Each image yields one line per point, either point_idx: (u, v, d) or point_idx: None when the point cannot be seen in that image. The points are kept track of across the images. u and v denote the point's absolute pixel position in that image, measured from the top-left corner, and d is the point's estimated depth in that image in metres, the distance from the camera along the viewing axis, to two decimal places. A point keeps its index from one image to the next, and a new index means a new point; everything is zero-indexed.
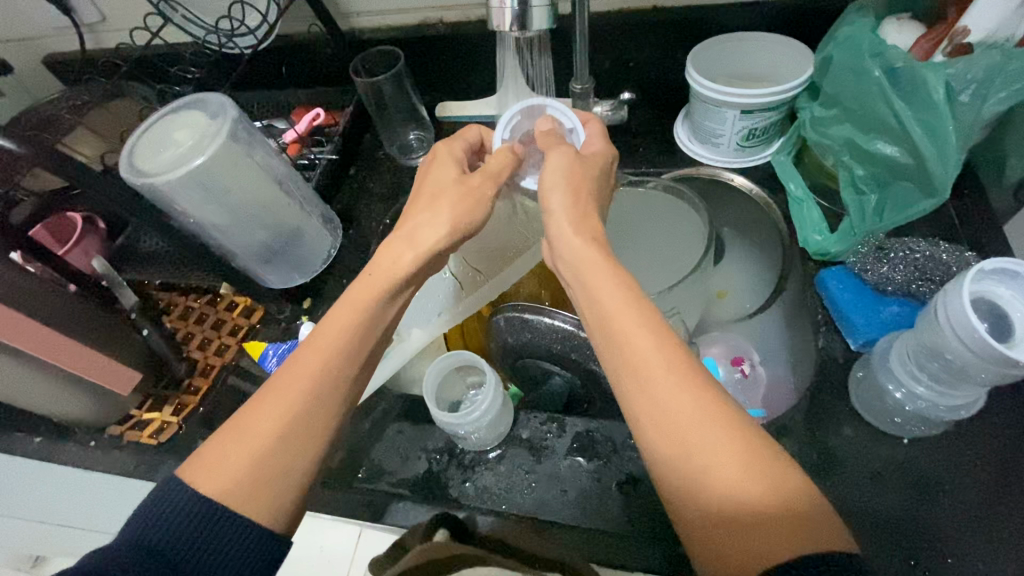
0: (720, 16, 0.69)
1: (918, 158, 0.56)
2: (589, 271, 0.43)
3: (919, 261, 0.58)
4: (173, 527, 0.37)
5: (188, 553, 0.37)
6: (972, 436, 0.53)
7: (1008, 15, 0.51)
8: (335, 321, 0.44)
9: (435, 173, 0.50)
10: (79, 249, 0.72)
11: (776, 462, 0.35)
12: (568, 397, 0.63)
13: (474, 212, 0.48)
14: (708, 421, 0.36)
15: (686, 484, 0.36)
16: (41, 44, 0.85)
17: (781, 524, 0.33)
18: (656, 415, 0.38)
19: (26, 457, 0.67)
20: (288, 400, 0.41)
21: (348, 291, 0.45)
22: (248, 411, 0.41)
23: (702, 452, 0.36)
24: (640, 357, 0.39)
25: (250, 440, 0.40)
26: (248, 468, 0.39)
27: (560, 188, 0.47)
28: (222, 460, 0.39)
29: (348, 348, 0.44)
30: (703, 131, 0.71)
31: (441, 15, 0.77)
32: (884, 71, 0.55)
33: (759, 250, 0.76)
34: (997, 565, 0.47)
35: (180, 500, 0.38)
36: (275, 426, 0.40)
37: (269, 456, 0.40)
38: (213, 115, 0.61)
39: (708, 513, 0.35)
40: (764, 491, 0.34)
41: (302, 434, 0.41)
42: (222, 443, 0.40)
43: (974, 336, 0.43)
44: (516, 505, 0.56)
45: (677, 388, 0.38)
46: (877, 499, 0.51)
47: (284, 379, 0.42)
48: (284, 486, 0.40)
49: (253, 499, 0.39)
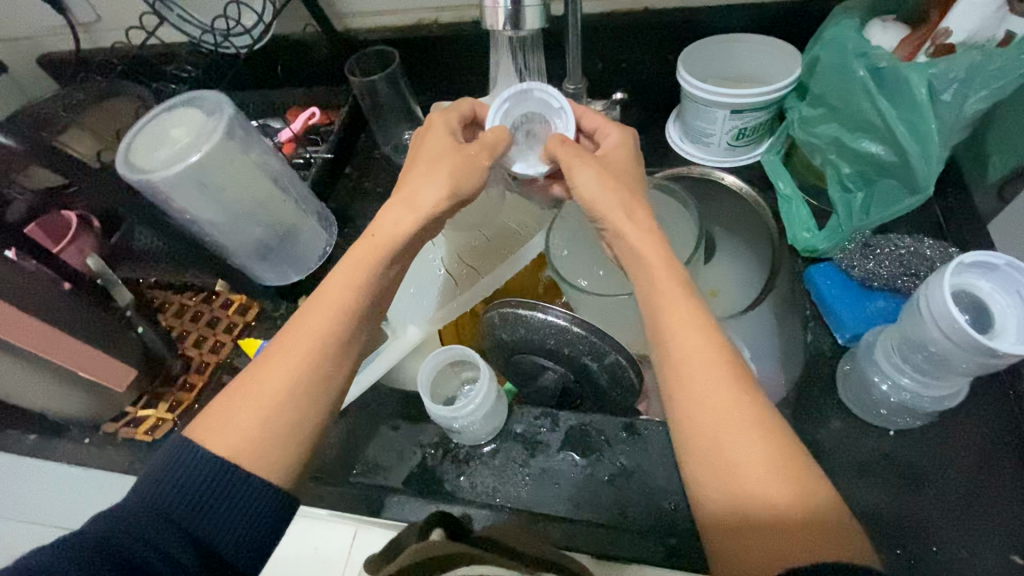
0: (711, 17, 0.71)
1: (903, 156, 0.57)
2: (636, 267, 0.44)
3: (904, 257, 0.59)
4: (184, 492, 0.38)
5: (200, 519, 0.38)
6: (958, 428, 0.54)
7: (985, 18, 0.53)
8: (334, 285, 0.45)
9: (433, 142, 0.51)
10: (73, 247, 0.72)
11: (804, 466, 0.36)
12: (563, 392, 0.63)
13: (470, 180, 0.49)
14: (740, 420, 0.37)
15: (713, 476, 0.37)
16: (36, 43, 0.86)
17: (805, 527, 0.34)
18: (692, 406, 0.39)
19: (19, 453, 0.67)
20: (297, 365, 0.42)
21: (358, 276, 0.45)
22: (257, 373, 0.42)
23: (736, 450, 0.37)
24: (684, 354, 0.40)
25: (259, 400, 0.41)
26: (255, 433, 0.40)
27: (598, 185, 0.48)
28: (229, 420, 0.40)
29: (347, 312, 0.44)
30: (693, 131, 0.72)
31: (436, 16, 0.77)
32: (869, 71, 0.57)
33: (749, 247, 0.76)
34: (979, 554, 0.48)
35: (192, 463, 0.39)
36: (284, 390, 0.41)
37: (271, 418, 0.41)
38: (209, 112, 0.62)
39: (728, 506, 0.36)
40: (791, 495, 0.35)
41: (307, 396, 0.42)
42: (227, 405, 0.41)
43: (954, 327, 0.44)
44: (510, 498, 0.56)
45: (716, 386, 0.39)
46: (864, 492, 0.52)
47: (291, 358, 0.42)
48: (285, 452, 0.41)
49: (259, 464, 0.40)
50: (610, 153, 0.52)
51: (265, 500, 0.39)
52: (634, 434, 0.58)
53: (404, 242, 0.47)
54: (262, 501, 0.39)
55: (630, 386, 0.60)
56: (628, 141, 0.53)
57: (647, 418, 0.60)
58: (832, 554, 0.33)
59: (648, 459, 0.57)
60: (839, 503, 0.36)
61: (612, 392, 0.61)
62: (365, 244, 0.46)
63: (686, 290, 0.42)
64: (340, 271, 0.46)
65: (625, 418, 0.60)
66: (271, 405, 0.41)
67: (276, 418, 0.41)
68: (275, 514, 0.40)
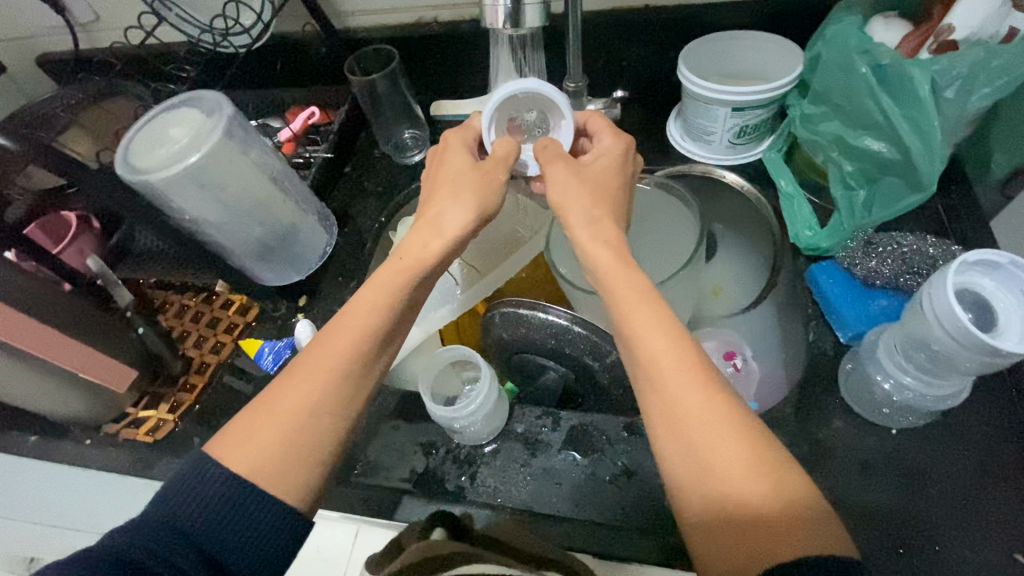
0: (712, 14, 0.70)
1: (905, 153, 0.57)
2: (609, 272, 0.44)
3: (906, 254, 0.59)
4: (200, 507, 0.38)
5: (214, 535, 0.37)
6: (960, 427, 0.53)
7: (989, 14, 0.52)
8: (361, 303, 0.45)
9: (451, 159, 0.52)
10: (73, 249, 0.72)
11: (779, 459, 0.36)
12: (565, 394, 0.62)
13: (493, 198, 0.50)
14: (713, 420, 0.37)
15: (692, 480, 0.37)
16: (34, 43, 0.85)
17: (782, 523, 0.34)
18: (664, 407, 0.39)
19: (21, 455, 0.67)
20: (324, 384, 0.42)
21: (387, 289, 0.45)
22: (280, 389, 0.42)
23: (711, 452, 0.37)
24: (655, 359, 0.40)
25: (282, 416, 0.41)
26: (275, 448, 0.40)
27: (575, 187, 0.48)
28: (254, 437, 0.40)
29: (369, 331, 0.44)
30: (695, 129, 0.71)
31: (434, 14, 0.77)
32: (871, 67, 0.56)
33: (750, 245, 0.76)
34: (983, 553, 0.48)
35: (209, 479, 0.38)
36: (311, 408, 0.41)
37: (292, 436, 0.40)
38: (208, 112, 0.61)
39: (706, 506, 0.36)
40: (766, 492, 0.35)
41: (331, 412, 0.42)
42: (251, 420, 0.41)
43: (958, 326, 0.44)
44: (511, 499, 0.56)
45: (688, 388, 0.38)
46: (867, 491, 0.52)
47: (314, 374, 0.42)
48: (306, 470, 0.40)
49: (278, 480, 0.39)
50: (594, 158, 0.52)
51: (279, 518, 0.39)
52: (635, 433, 0.58)
53: (431, 252, 0.47)
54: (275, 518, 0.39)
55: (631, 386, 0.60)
56: (621, 148, 0.52)
57: None
58: (813, 548, 0.33)
59: (649, 458, 0.57)
60: (815, 495, 0.36)
61: (613, 392, 0.61)
62: (393, 266, 0.46)
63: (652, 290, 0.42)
64: (370, 288, 0.45)
65: (626, 418, 0.59)
66: (296, 421, 0.41)
67: (301, 433, 0.41)
68: (289, 530, 0.39)
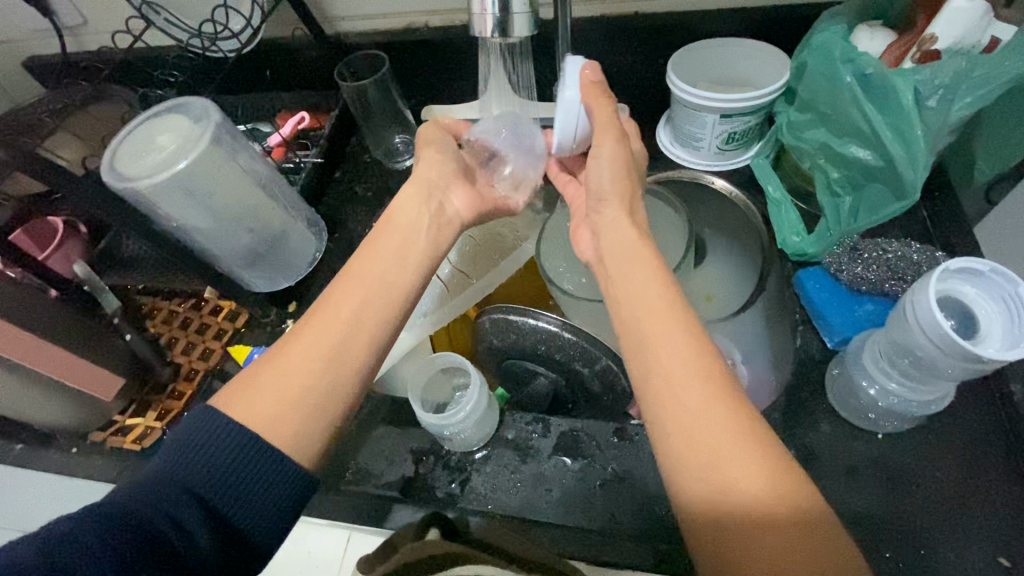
0: (700, 22, 0.71)
1: (890, 161, 0.57)
2: (631, 275, 0.46)
3: (890, 261, 0.60)
4: (206, 463, 0.38)
5: (221, 490, 0.38)
6: (946, 432, 0.54)
7: (972, 23, 0.53)
8: (372, 257, 0.49)
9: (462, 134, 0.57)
10: (60, 253, 0.71)
11: (783, 463, 0.37)
12: (553, 397, 0.63)
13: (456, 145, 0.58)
14: (722, 424, 0.38)
15: (700, 480, 0.37)
16: (21, 47, 0.85)
17: (789, 524, 0.35)
18: (668, 401, 0.40)
19: (6, 464, 0.67)
20: (330, 319, 0.45)
21: (385, 250, 0.50)
22: (288, 340, 0.44)
23: (722, 455, 0.37)
24: (669, 363, 0.41)
25: (292, 362, 0.43)
26: (284, 391, 0.41)
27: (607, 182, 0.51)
28: (269, 378, 0.42)
29: (373, 284, 0.47)
30: (683, 135, 0.72)
31: (425, 19, 0.77)
32: (856, 77, 0.57)
33: (739, 251, 0.76)
34: (967, 557, 0.49)
35: (216, 434, 0.39)
36: (317, 356, 0.43)
37: (294, 381, 0.42)
38: (196, 118, 0.61)
39: (707, 496, 0.37)
40: (775, 495, 0.36)
41: (337, 359, 0.43)
42: (257, 369, 0.43)
43: (941, 334, 0.44)
44: (501, 506, 0.56)
45: (697, 394, 0.39)
46: (852, 495, 0.52)
47: (325, 322, 0.44)
48: (325, 409, 0.42)
49: (279, 425, 0.41)
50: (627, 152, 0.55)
51: (280, 466, 0.39)
52: (625, 439, 0.58)
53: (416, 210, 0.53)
54: (281, 473, 0.40)
55: (621, 391, 0.60)
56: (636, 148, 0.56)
57: (638, 424, 0.60)
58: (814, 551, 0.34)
59: (639, 464, 0.57)
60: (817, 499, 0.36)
61: (603, 397, 0.62)
62: (386, 231, 0.51)
63: (673, 294, 0.44)
64: (373, 248, 0.50)
65: (616, 424, 0.60)
66: (305, 366, 0.42)
67: (309, 379, 0.42)
68: (296, 490, 0.40)
